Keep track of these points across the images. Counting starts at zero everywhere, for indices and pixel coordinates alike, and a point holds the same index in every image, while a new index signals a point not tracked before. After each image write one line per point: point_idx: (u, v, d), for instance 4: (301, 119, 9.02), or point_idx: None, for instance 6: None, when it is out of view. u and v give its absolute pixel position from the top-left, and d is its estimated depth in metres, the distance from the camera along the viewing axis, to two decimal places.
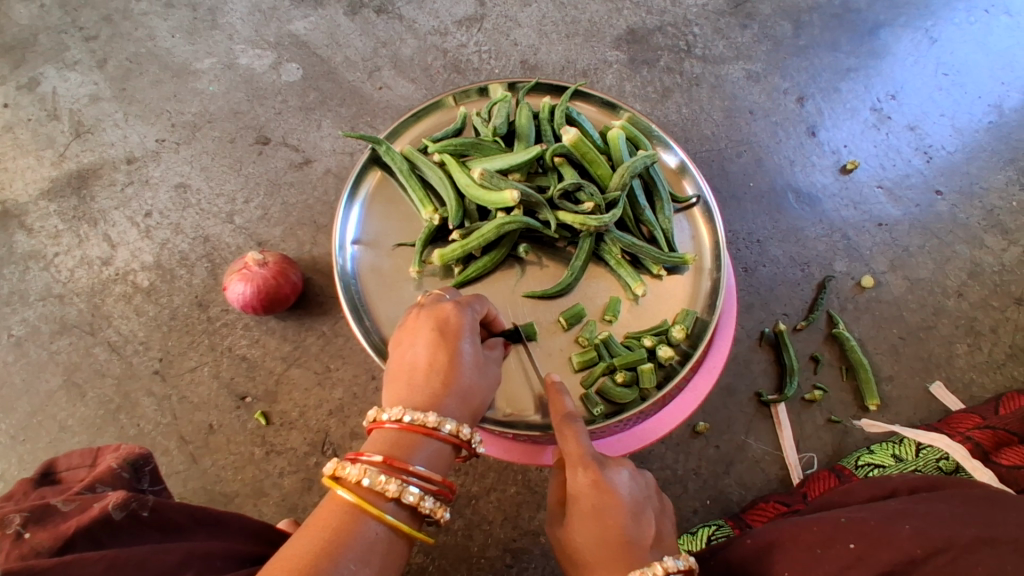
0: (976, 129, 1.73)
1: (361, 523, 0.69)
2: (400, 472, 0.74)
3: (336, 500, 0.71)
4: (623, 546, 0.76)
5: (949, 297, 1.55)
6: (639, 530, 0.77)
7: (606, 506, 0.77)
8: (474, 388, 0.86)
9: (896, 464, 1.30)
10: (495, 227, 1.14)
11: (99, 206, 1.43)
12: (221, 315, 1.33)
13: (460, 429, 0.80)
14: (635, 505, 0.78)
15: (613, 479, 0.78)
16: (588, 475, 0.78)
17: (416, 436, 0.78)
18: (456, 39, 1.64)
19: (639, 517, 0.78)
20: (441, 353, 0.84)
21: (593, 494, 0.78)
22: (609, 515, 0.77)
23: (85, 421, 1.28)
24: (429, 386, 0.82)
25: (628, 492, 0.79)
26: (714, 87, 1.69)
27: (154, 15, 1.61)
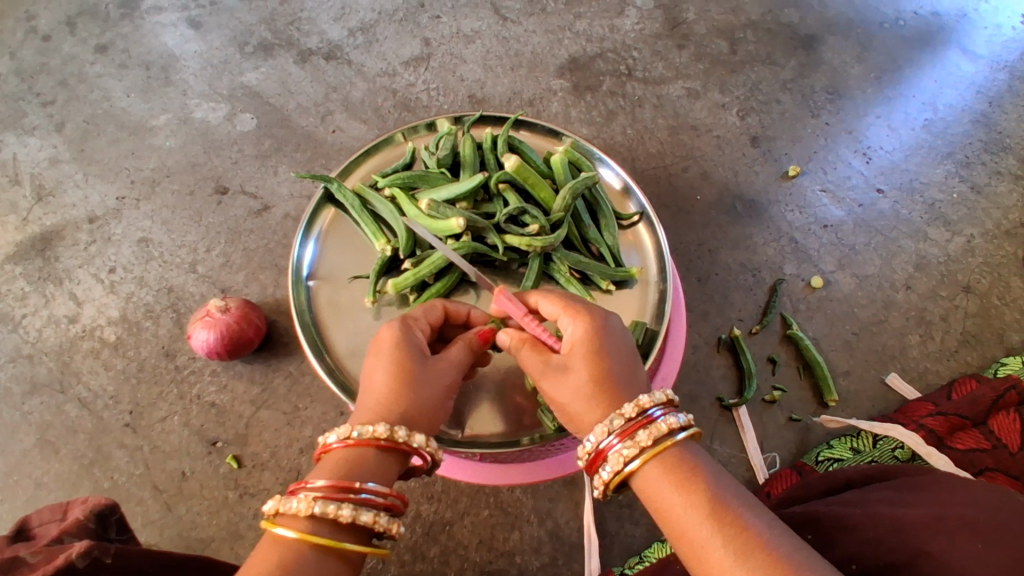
0: (912, 127, 1.80)
1: (304, 557, 0.69)
2: (346, 492, 0.74)
3: (277, 538, 0.70)
4: (613, 381, 0.81)
5: (898, 291, 1.61)
6: (627, 370, 0.83)
7: (602, 349, 0.83)
8: (428, 399, 0.87)
9: (854, 456, 1.34)
10: (446, 253, 1.19)
11: (63, 265, 1.46)
12: (188, 364, 1.36)
13: (397, 432, 0.79)
14: (625, 354, 0.85)
15: (602, 323, 0.86)
16: (579, 322, 0.86)
17: (351, 454, 0.78)
18: (404, 79, 1.70)
19: (630, 366, 0.84)
20: (377, 372, 0.86)
21: (591, 335, 0.84)
22: (600, 353, 0.83)
23: (59, 478, 1.29)
24: (380, 404, 0.83)
25: (620, 339, 0.86)
26: (657, 107, 1.75)
27: (109, 77, 1.67)
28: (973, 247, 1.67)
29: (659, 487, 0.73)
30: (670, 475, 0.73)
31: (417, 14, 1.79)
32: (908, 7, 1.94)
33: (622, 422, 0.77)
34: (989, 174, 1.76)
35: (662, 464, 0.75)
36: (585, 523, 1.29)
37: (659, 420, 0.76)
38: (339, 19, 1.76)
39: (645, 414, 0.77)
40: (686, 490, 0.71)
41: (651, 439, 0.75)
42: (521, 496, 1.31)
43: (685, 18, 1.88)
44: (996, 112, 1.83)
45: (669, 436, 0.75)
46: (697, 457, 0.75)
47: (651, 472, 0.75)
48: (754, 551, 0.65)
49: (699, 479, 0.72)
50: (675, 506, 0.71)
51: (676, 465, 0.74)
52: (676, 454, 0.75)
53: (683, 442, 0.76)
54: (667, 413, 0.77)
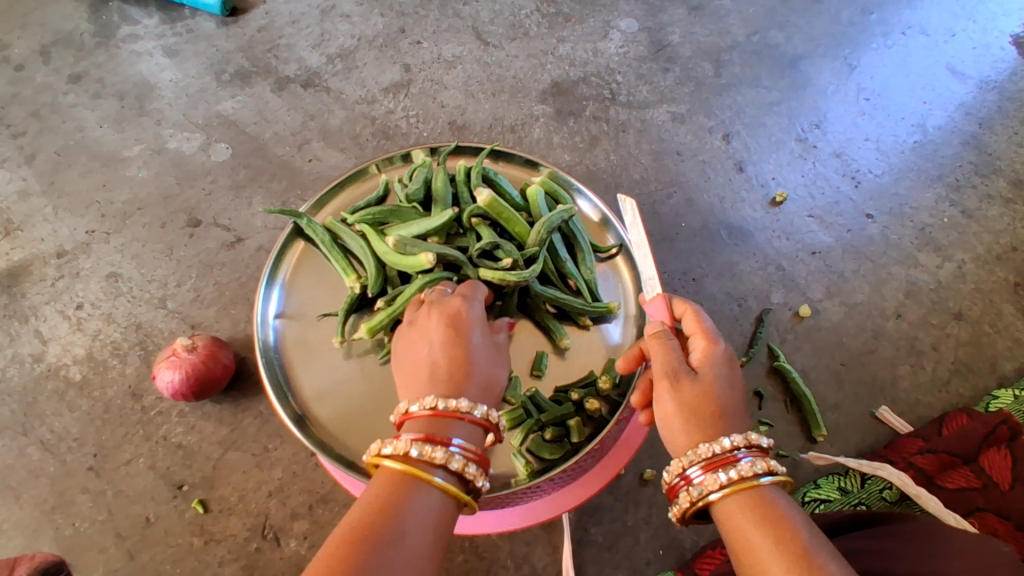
0: (901, 150, 1.77)
1: (415, 490, 0.72)
2: (444, 444, 0.76)
3: (386, 473, 0.74)
4: (719, 414, 0.80)
5: (888, 319, 1.57)
6: (738, 410, 0.82)
7: (716, 382, 0.82)
8: (494, 379, 0.89)
9: (842, 497, 1.28)
10: (416, 289, 1.15)
11: (30, 301, 1.42)
12: (155, 404, 1.32)
13: (489, 412, 0.82)
14: (739, 392, 0.83)
15: (724, 351, 0.85)
16: (702, 344, 0.86)
17: (450, 416, 0.80)
18: (383, 106, 1.67)
19: (740, 406, 0.82)
20: (457, 349, 0.87)
21: (713, 363, 0.83)
22: (716, 381, 0.82)
23: (21, 525, 1.25)
24: (450, 376, 0.84)
25: (737, 377, 0.84)
26: (640, 132, 1.72)
27: (82, 107, 1.64)
28: (964, 273, 1.63)
29: (741, 522, 0.73)
30: (751, 513, 0.73)
31: (398, 40, 1.77)
32: (898, 26, 1.91)
33: (708, 455, 0.77)
34: (981, 198, 1.72)
35: (744, 503, 0.74)
36: (564, 569, 1.24)
37: (745, 461, 0.75)
38: (318, 46, 1.74)
39: (732, 454, 0.76)
40: (773, 531, 0.70)
41: (738, 477, 0.75)
42: (497, 541, 1.27)
43: (670, 41, 1.85)
44: (986, 134, 1.79)
45: (754, 480, 0.75)
46: (786, 504, 0.73)
47: (732, 507, 0.74)
48: None
49: (787, 523, 0.71)
50: (756, 544, 0.70)
51: (760, 506, 0.73)
52: (763, 496, 0.74)
53: (770, 486, 0.75)
54: (759, 458, 0.76)
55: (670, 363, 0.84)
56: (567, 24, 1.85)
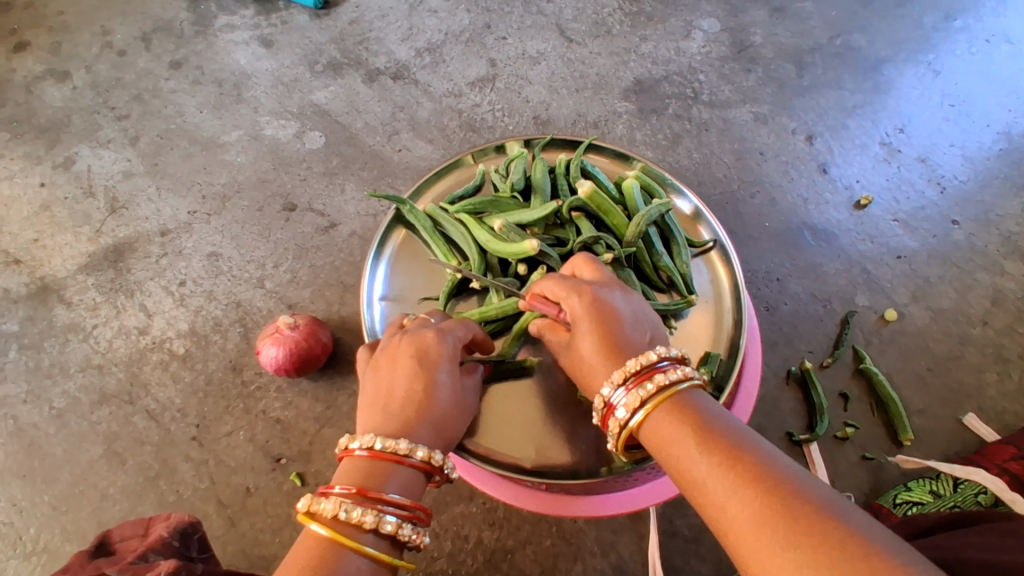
0: (987, 157, 1.71)
1: (340, 558, 0.70)
2: (373, 501, 0.74)
3: (311, 535, 0.72)
4: (619, 346, 0.82)
5: (974, 326, 1.53)
6: (634, 335, 0.84)
7: (606, 323, 0.84)
8: (448, 416, 0.88)
9: (935, 501, 1.27)
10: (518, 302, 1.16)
11: (135, 277, 1.49)
12: (255, 378, 1.38)
13: (432, 455, 0.81)
14: (628, 317, 0.85)
15: (607, 300, 0.85)
16: (583, 300, 0.85)
17: (386, 463, 0.78)
18: (470, 99, 1.70)
19: (635, 328, 0.84)
20: (419, 384, 0.86)
21: (590, 307, 0.85)
22: (608, 325, 0.83)
23: (125, 489, 1.30)
24: (405, 413, 0.83)
25: (622, 313, 0.85)
26: (722, 131, 1.72)
27: (182, 92, 1.71)
28: None
29: (664, 432, 0.73)
30: (674, 420, 0.73)
31: (484, 36, 1.80)
32: (981, 33, 1.86)
33: (628, 375, 0.77)
34: None
35: (667, 412, 0.74)
36: (650, 558, 1.25)
37: (662, 371, 0.76)
38: (406, 39, 1.78)
39: (648, 367, 0.77)
40: (691, 429, 0.71)
41: (656, 388, 0.75)
42: (583, 527, 1.28)
43: (752, 42, 1.85)
44: None
45: (671, 387, 0.75)
46: (703, 403, 0.75)
47: (657, 420, 0.74)
48: (753, 475, 0.63)
49: (704, 417, 0.72)
50: (691, 459, 0.68)
51: (678, 412, 0.73)
52: (681, 400, 0.74)
53: (687, 391, 0.76)
54: (671, 365, 0.77)
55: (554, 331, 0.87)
56: (649, 23, 1.86)
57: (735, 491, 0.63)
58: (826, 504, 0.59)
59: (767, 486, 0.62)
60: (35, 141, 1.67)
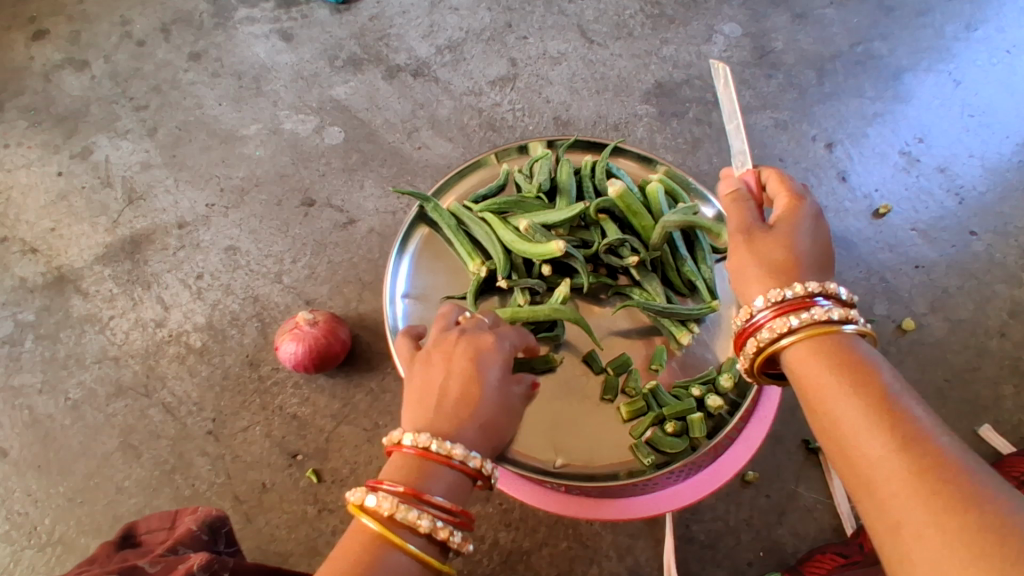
0: (1006, 168, 1.71)
1: (388, 557, 0.72)
2: (422, 502, 0.76)
3: (362, 527, 0.74)
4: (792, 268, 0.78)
5: (992, 338, 1.53)
6: (816, 255, 0.80)
7: (785, 243, 0.80)
8: (495, 421, 0.89)
9: None
10: (550, 310, 1.14)
11: (152, 269, 1.49)
12: (271, 374, 1.38)
13: (482, 463, 0.82)
14: (819, 251, 0.81)
15: (807, 212, 0.83)
16: (788, 201, 0.84)
17: (436, 465, 0.79)
18: (490, 98, 1.70)
19: (817, 269, 0.79)
20: (473, 386, 0.87)
21: (786, 223, 0.82)
22: (797, 234, 0.80)
23: (141, 482, 1.30)
24: (455, 415, 0.85)
25: (819, 231, 0.82)
26: (743, 136, 1.71)
27: (201, 84, 1.72)
28: None
29: (811, 363, 0.70)
30: (823, 354, 0.70)
31: (504, 35, 1.79)
32: (1002, 44, 1.85)
33: (776, 302, 0.75)
34: None
35: (822, 345, 0.71)
36: (665, 559, 1.25)
37: (822, 306, 0.73)
38: (427, 36, 1.77)
39: (808, 299, 0.74)
40: (846, 369, 0.66)
41: (810, 321, 0.72)
42: (600, 530, 1.28)
43: (773, 47, 1.84)
44: None
45: (834, 325, 0.71)
46: (866, 350, 0.70)
47: (803, 349, 0.72)
48: (905, 432, 0.59)
49: (866, 365, 0.66)
50: (831, 389, 0.66)
51: (833, 349, 0.70)
52: (840, 342, 0.70)
53: (851, 335, 0.71)
54: (843, 308, 0.73)
55: (748, 221, 0.83)
56: (670, 26, 1.85)
57: (875, 440, 0.59)
58: (975, 485, 0.54)
59: (919, 454, 0.57)
60: (53, 130, 1.66)
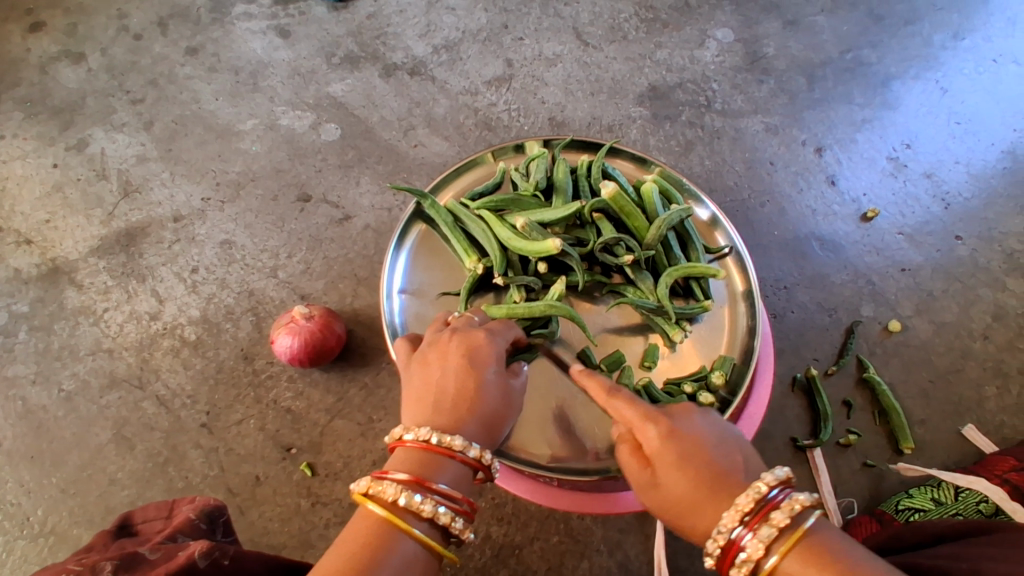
0: (990, 175, 1.74)
1: (395, 541, 0.74)
2: (428, 489, 0.78)
3: (368, 514, 0.76)
4: (717, 475, 0.75)
5: (975, 340, 1.56)
6: (722, 453, 0.77)
7: (685, 451, 0.77)
8: (497, 413, 0.90)
9: (936, 508, 1.30)
10: (545, 305, 1.15)
11: (147, 262, 1.50)
12: (266, 368, 1.38)
13: (482, 454, 0.84)
14: (716, 437, 0.80)
15: (680, 424, 0.80)
16: (659, 428, 0.80)
17: (438, 456, 0.81)
18: (486, 98, 1.71)
19: (722, 448, 0.78)
20: (470, 380, 0.89)
21: (673, 447, 0.78)
22: (693, 451, 0.77)
23: (135, 473, 1.32)
24: (456, 411, 0.86)
25: (703, 428, 0.80)
26: (734, 139, 1.74)
27: (198, 79, 1.73)
28: None
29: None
30: (813, 566, 0.66)
31: (501, 36, 1.81)
32: (989, 53, 1.90)
33: (745, 512, 0.71)
34: None
35: (799, 554, 0.67)
36: (655, 556, 1.26)
37: (780, 506, 0.70)
38: (424, 36, 1.79)
39: (765, 499, 0.71)
40: (829, 571, 0.65)
41: (779, 526, 0.69)
42: (591, 525, 1.30)
43: (765, 53, 1.87)
44: None
45: (800, 523, 0.69)
46: (830, 535, 0.69)
47: (791, 564, 0.67)
48: None
49: (839, 560, 0.66)
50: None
51: (814, 555, 0.67)
52: (812, 539, 0.68)
53: (812, 524, 0.70)
54: (788, 493, 0.71)
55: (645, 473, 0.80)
56: (664, 30, 1.87)
57: None
58: None
59: None
60: (48, 122, 1.67)
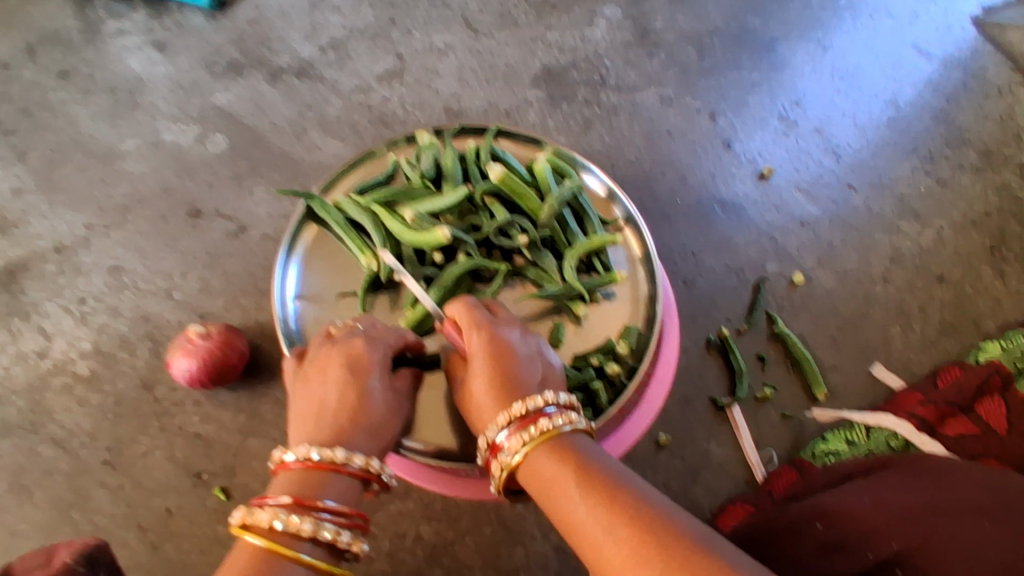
0: (876, 125, 1.81)
1: (279, 567, 0.71)
2: (310, 509, 0.76)
3: (246, 545, 0.73)
4: (512, 382, 0.81)
5: (876, 284, 1.62)
6: (528, 372, 0.83)
7: (498, 355, 0.83)
8: (384, 421, 0.89)
9: (849, 449, 1.38)
10: (447, 277, 1.17)
11: (32, 299, 1.42)
12: (168, 395, 1.32)
13: (370, 462, 0.82)
14: (525, 350, 0.85)
15: (504, 334, 0.85)
16: (481, 332, 0.85)
17: (324, 473, 0.79)
18: (380, 95, 1.67)
19: (528, 362, 0.84)
20: (352, 393, 0.86)
21: (486, 347, 0.83)
22: (490, 359, 0.82)
23: (38, 524, 1.24)
24: (338, 423, 0.84)
25: (518, 344, 0.85)
26: (632, 114, 1.75)
27: (73, 102, 1.64)
28: (944, 239, 1.68)
29: (552, 481, 0.71)
30: (556, 463, 0.72)
31: (390, 31, 1.78)
32: (865, 8, 1.97)
33: (512, 419, 0.77)
34: (954, 168, 1.77)
35: (552, 455, 0.73)
36: None
37: (548, 417, 0.76)
38: (310, 37, 1.74)
39: (535, 411, 0.76)
40: (578, 480, 0.69)
41: (539, 433, 0.75)
42: (524, 511, 1.28)
43: (654, 27, 1.89)
44: (954, 108, 1.84)
45: (557, 430, 0.75)
46: (588, 449, 0.74)
47: (536, 465, 0.74)
48: (644, 536, 0.62)
49: (592, 469, 0.70)
50: (563, 494, 0.69)
51: (562, 456, 0.73)
52: (563, 446, 0.74)
53: (571, 435, 0.75)
54: (559, 412, 0.77)
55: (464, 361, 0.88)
56: (554, 11, 1.88)
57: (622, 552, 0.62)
58: (698, 542, 0.61)
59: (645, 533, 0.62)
60: None
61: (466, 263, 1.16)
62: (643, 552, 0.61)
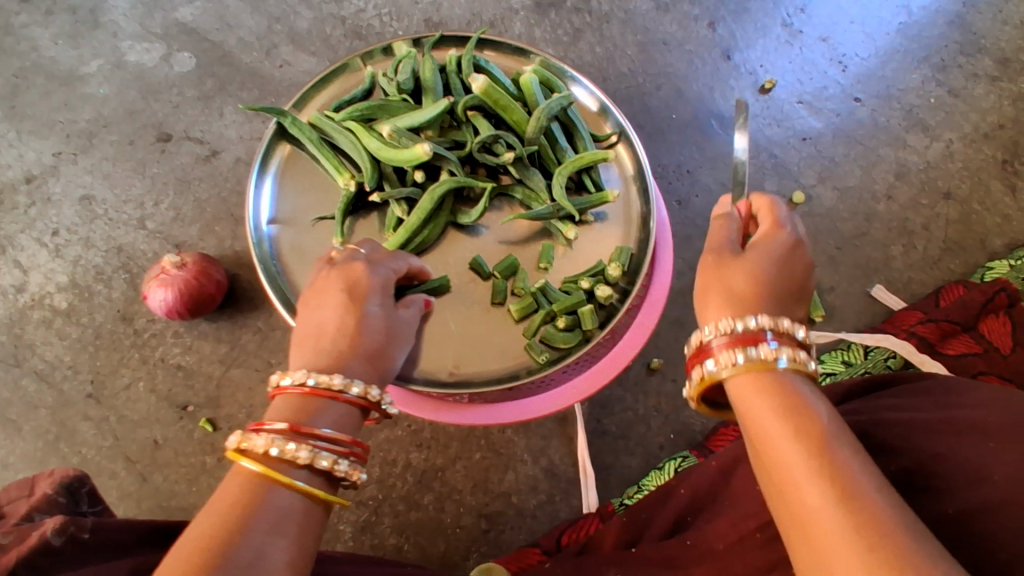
0: (886, 32, 1.68)
1: (271, 493, 0.67)
2: (307, 435, 0.72)
3: (242, 471, 0.68)
4: (754, 289, 0.70)
5: (879, 201, 1.55)
6: (781, 289, 0.71)
7: (760, 261, 0.72)
8: (385, 348, 0.85)
9: (846, 369, 1.35)
10: (430, 196, 1.11)
11: (2, 231, 1.36)
12: (147, 326, 1.28)
13: (368, 391, 0.78)
14: (784, 260, 0.73)
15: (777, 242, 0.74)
16: (733, 238, 0.75)
17: (321, 400, 0.75)
18: (353, 5, 1.55)
19: (782, 281, 0.72)
20: (350, 317, 0.83)
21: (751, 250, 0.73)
22: (762, 261, 0.72)
23: (25, 457, 1.23)
24: (336, 347, 0.80)
25: (797, 258, 0.73)
26: (625, 22, 1.64)
27: (35, 26, 1.51)
28: (952, 152, 1.60)
29: (752, 405, 0.63)
30: (766, 396, 0.63)
31: None
32: None
33: (729, 332, 0.66)
34: (966, 77, 1.67)
35: (760, 386, 0.64)
36: (581, 460, 1.27)
37: (769, 345, 0.65)
38: None
39: (757, 332, 0.66)
40: (786, 416, 0.60)
41: (755, 357, 0.64)
42: (512, 437, 1.28)
43: None
44: (970, 13, 1.71)
45: (772, 362, 0.64)
46: (801, 389, 0.63)
47: (745, 385, 0.64)
48: (854, 505, 0.54)
49: (806, 411, 0.61)
50: (763, 421, 0.61)
51: (777, 390, 0.63)
52: (778, 381, 0.63)
53: (785, 372, 0.64)
54: (785, 344, 0.65)
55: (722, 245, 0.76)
56: None
57: (831, 513, 0.54)
58: (896, 538, 0.52)
59: (862, 513, 0.53)
60: None
61: (449, 181, 1.11)
62: (860, 520, 0.53)
